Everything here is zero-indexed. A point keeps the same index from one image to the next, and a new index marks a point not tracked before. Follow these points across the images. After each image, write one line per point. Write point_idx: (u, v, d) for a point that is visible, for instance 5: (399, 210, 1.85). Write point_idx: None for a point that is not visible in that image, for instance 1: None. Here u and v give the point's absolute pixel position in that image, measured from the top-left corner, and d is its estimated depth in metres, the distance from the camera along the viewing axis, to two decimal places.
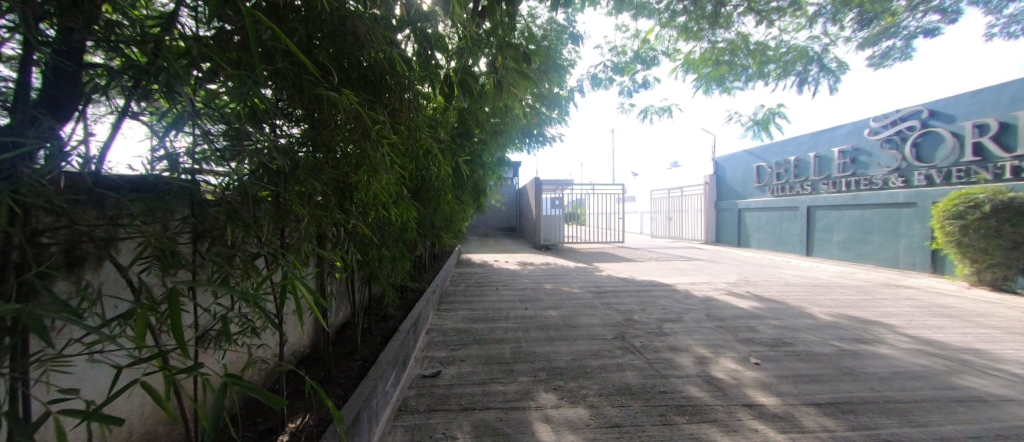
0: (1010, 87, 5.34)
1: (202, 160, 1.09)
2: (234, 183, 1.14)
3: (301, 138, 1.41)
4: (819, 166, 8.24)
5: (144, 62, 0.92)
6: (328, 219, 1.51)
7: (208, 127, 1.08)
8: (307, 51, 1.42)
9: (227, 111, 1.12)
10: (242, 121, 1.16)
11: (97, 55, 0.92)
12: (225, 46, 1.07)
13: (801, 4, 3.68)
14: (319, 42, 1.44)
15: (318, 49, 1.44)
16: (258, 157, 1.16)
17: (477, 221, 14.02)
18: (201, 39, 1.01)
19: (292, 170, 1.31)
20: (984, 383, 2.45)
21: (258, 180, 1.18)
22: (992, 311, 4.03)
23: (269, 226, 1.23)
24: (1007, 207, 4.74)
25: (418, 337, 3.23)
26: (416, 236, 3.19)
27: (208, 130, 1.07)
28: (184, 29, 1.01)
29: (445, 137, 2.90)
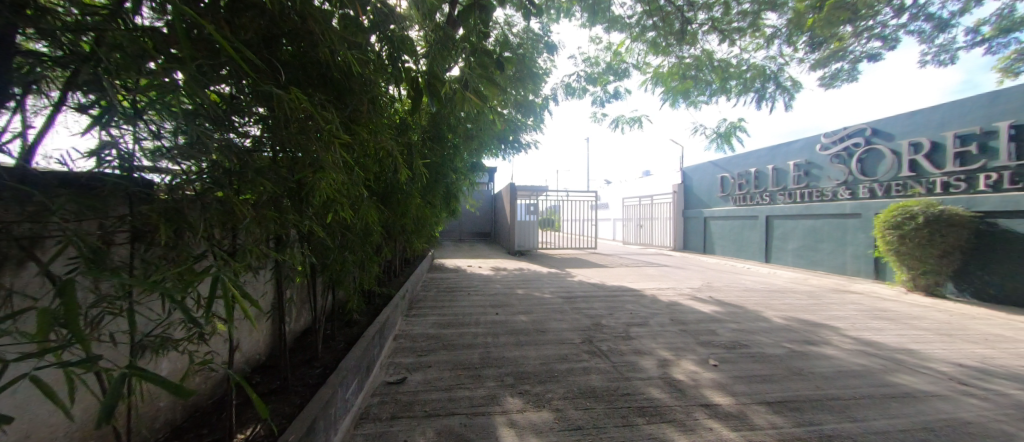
0: (940, 109, 5.82)
1: (157, 156, 1.08)
2: (184, 183, 1.12)
3: (258, 137, 1.38)
4: (777, 177, 8.71)
5: (88, 50, 0.88)
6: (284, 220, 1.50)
7: (162, 124, 1.07)
8: (265, 49, 1.43)
9: (186, 107, 1.06)
10: (197, 117, 1.11)
11: (40, 43, 0.87)
12: (166, 39, 1.03)
13: (760, 25, 3.90)
14: (281, 38, 1.46)
15: (280, 47, 1.47)
16: (214, 157, 1.13)
17: (451, 226, 13.90)
18: (157, 30, 1.01)
19: (243, 169, 1.26)
20: (915, 381, 2.64)
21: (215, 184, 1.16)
22: (924, 314, 4.36)
23: (215, 227, 1.17)
24: (938, 219, 5.15)
25: (383, 342, 3.18)
26: (383, 240, 3.15)
27: (161, 127, 1.07)
28: (136, 22, 1.01)
29: (410, 140, 2.89)
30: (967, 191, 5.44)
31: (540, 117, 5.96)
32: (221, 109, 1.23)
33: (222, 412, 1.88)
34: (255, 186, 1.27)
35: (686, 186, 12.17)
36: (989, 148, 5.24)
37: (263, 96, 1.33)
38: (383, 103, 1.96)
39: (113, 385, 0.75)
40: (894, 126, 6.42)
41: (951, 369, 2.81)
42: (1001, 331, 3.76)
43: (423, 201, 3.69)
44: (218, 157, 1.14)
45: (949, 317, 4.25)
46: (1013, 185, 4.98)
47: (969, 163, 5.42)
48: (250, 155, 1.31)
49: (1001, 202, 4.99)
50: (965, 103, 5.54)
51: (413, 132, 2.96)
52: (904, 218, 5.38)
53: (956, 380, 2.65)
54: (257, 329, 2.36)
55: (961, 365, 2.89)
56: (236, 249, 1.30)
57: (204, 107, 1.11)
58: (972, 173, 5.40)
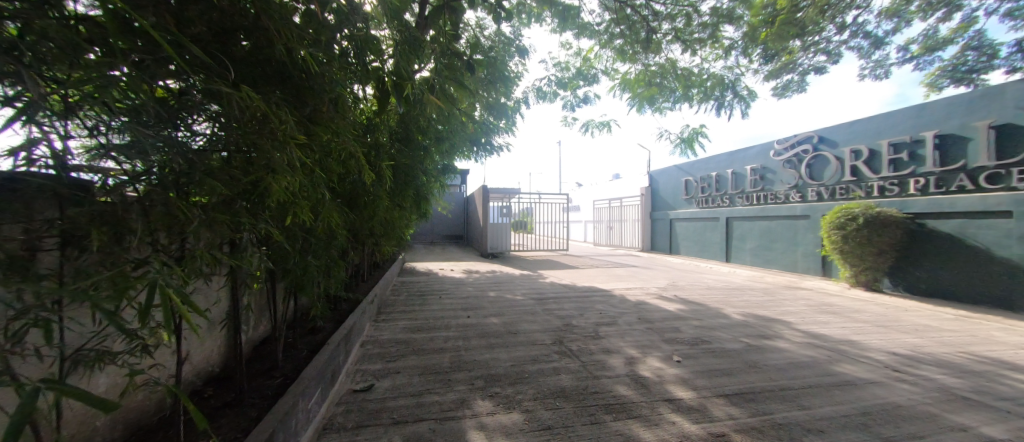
0: (876, 119, 6.34)
1: (98, 156, 1.01)
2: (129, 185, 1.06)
3: (210, 136, 1.31)
4: (736, 181, 9.19)
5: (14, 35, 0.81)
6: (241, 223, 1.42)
7: (103, 120, 1.01)
8: (219, 45, 1.37)
9: (128, 103, 1.02)
10: (139, 115, 1.05)
11: None
12: (104, 32, 0.96)
13: (719, 37, 4.10)
14: (239, 34, 1.41)
15: (236, 43, 1.42)
16: (164, 157, 1.10)
17: (422, 229, 13.69)
18: (89, 20, 0.93)
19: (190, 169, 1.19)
20: (856, 369, 2.86)
21: (162, 187, 1.11)
22: (864, 307, 4.73)
23: (157, 232, 1.10)
24: (876, 220, 5.61)
25: (350, 349, 3.08)
26: (347, 243, 3.07)
27: (102, 123, 1.00)
28: (72, 9, 0.93)
29: (374, 142, 2.83)
30: (899, 195, 5.95)
31: (512, 120, 6.00)
32: (169, 107, 1.15)
33: (168, 430, 1.76)
34: (204, 188, 1.19)
35: (654, 189, 12.61)
36: (918, 156, 5.75)
37: (214, 92, 1.26)
38: (348, 103, 1.92)
39: (26, 402, 0.69)
40: (837, 134, 6.93)
41: (886, 357, 3.07)
42: (928, 322, 4.14)
43: (392, 204, 3.61)
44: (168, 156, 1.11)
45: (885, 310, 4.64)
46: (937, 189, 5.50)
47: (901, 169, 5.92)
48: (202, 155, 1.24)
49: (928, 205, 5.50)
50: (897, 114, 6.05)
51: (377, 133, 2.90)
52: (847, 219, 5.81)
53: (890, 367, 2.89)
54: (210, 338, 2.23)
55: (894, 353, 3.16)
56: (184, 254, 1.21)
57: (147, 104, 1.05)
58: (903, 178, 5.90)
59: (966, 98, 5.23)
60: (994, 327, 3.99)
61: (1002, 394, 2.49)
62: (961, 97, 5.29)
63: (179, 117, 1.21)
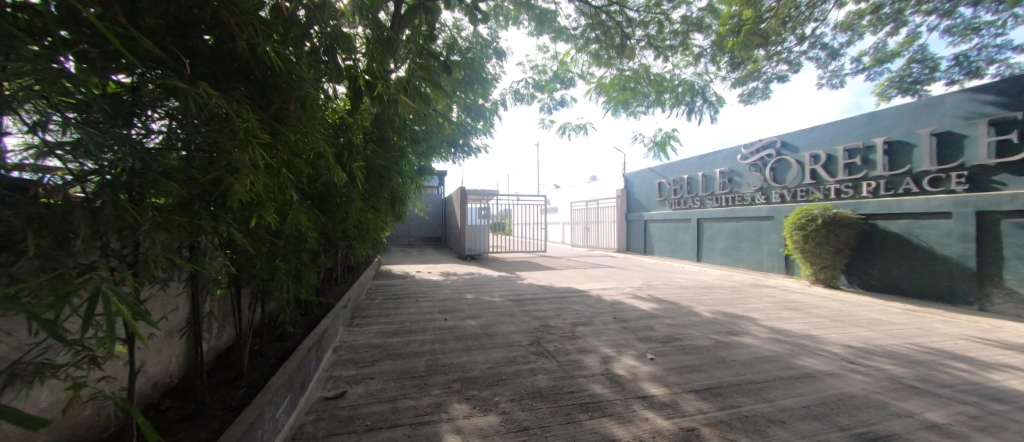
0: (833, 126, 6.73)
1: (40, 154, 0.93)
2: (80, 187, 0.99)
3: (168, 135, 1.24)
4: (706, 183, 9.53)
5: None
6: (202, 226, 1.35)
7: (47, 116, 0.93)
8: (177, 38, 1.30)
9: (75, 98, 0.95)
10: (86, 111, 0.98)
11: None
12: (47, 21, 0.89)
13: (689, 44, 4.24)
14: (199, 27, 1.34)
15: (196, 37, 1.35)
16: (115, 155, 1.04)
17: (398, 231, 13.45)
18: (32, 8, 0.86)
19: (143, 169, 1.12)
20: (815, 362, 3.02)
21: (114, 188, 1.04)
22: (823, 303, 5.01)
23: (106, 235, 1.03)
24: (833, 221, 5.95)
25: (322, 355, 2.99)
26: (318, 245, 2.98)
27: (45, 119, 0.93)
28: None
29: (346, 141, 2.77)
30: (853, 197, 6.33)
31: (490, 121, 6.00)
32: (121, 102, 1.08)
33: None
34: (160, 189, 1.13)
35: (630, 191, 12.90)
36: (870, 160, 6.14)
37: (172, 87, 1.20)
38: (318, 102, 1.87)
39: None
40: (798, 139, 7.32)
41: (842, 350, 3.26)
42: (879, 316, 4.43)
43: (366, 205, 3.53)
44: (120, 156, 1.04)
45: (840, 305, 4.93)
46: (886, 192, 5.89)
47: (855, 173, 6.31)
48: (158, 155, 1.18)
49: (879, 206, 5.88)
50: (851, 121, 6.45)
51: (348, 133, 2.84)
52: (807, 220, 6.13)
53: (845, 359, 3.07)
54: (169, 347, 2.11)
55: (850, 346, 3.36)
56: (137, 258, 1.14)
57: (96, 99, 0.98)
58: (857, 181, 6.29)
59: (912, 107, 5.64)
60: (937, 320, 4.31)
61: (944, 382, 2.69)
62: (908, 107, 5.70)
63: (134, 114, 1.14)
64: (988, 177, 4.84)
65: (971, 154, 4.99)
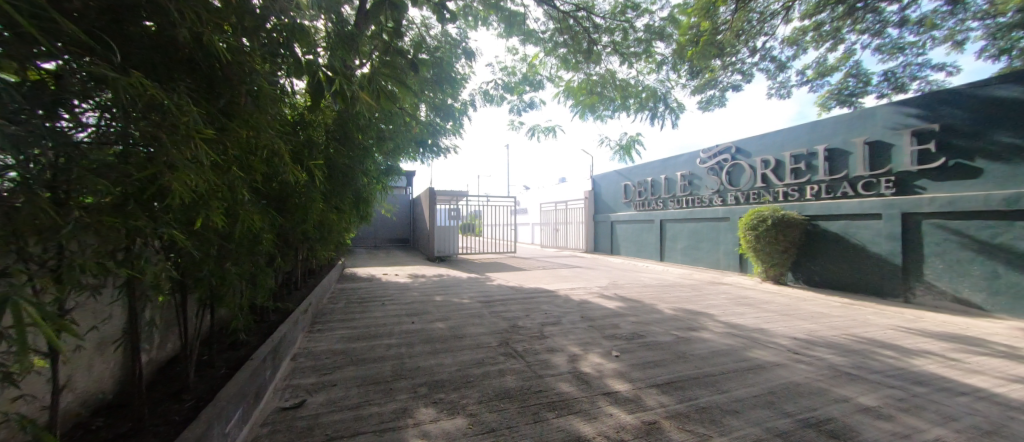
0: (781, 133, 7.22)
1: None
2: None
3: (99, 128, 1.13)
4: (669, 186, 9.95)
5: None
6: (139, 228, 1.24)
7: None
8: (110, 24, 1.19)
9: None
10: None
11: None
12: None
13: (652, 52, 4.40)
14: (136, 13, 1.23)
15: (132, 24, 1.24)
16: (37, 149, 0.93)
17: (364, 232, 13.05)
18: None
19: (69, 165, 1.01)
20: (765, 354, 3.22)
21: (35, 186, 0.94)
22: (772, 299, 5.36)
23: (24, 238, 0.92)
24: (781, 221, 6.39)
25: (278, 363, 2.83)
26: (274, 248, 2.84)
27: None
28: None
29: (303, 139, 2.66)
30: (799, 200, 6.83)
31: (459, 122, 5.95)
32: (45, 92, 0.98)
33: None
34: (91, 187, 1.03)
35: (598, 193, 13.22)
36: (813, 166, 6.64)
37: (102, 76, 1.09)
38: (272, 98, 1.78)
39: None
40: (751, 145, 7.79)
41: (789, 342, 3.50)
42: (821, 309, 4.80)
43: (326, 206, 3.40)
44: (40, 151, 0.94)
45: (787, 300, 5.30)
46: (826, 195, 6.40)
47: (800, 177, 6.81)
48: (86, 149, 1.07)
49: (821, 208, 6.37)
50: (796, 129, 6.96)
51: (305, 130, 2.73)
52: (758, 221, 6.54)
53: (792, 350, 3.30)
54: (101, 360, 1.93)
55: (796, 338, 3.62)
56: (61, 262, 1.03)
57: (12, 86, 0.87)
58: (802, 185, 6.79)
59: (847, 118, 6.18)
60: (870, 312, 4.73)
61: (875, 368, 2.95)
62: (845, 117, 6.22)
63: (59, 104, 1.03)
64: (911, 181, 5.39)
65: (897, 161, 5.53)
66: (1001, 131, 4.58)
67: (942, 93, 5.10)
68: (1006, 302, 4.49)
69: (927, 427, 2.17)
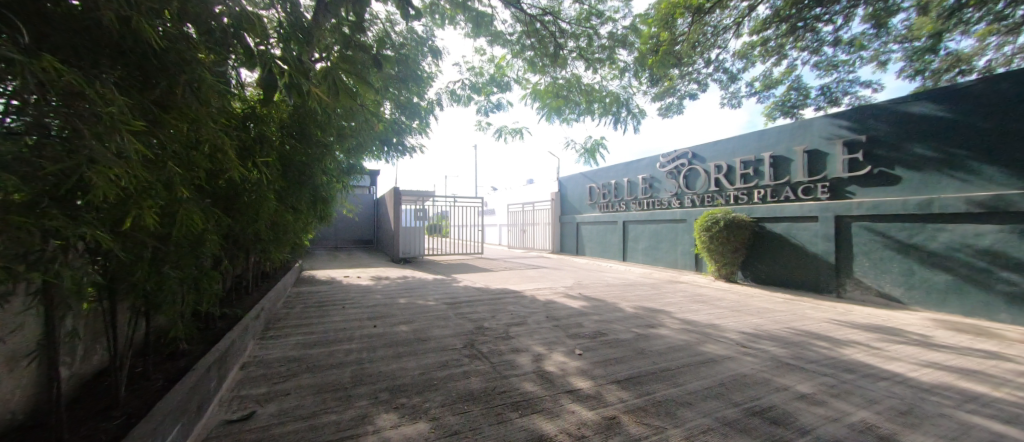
0: (732, 140, 7.69)
1: None
2: None
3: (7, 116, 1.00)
4: (632, 188, 10.33)
5: None
6: (53, 229, 1.11)
7: None
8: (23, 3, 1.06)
9: None
10: None
11: None
12: None
13: (615, 59, 4.55)
14: None
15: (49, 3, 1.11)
16: None
17: (325, 233, 12.52)
18: None
19: None
20: (717, 348, 3.42)
21: None
22: (724, 295, 5.71)
23: None
24: (732, 223, 6.83)
25: (225, 373, 2.65)
26: (221, 249, 2.66)
27: None
28: None
29: (253, 135, 2.51)
30: (747, 203, 7.32)
31: (426, 121, 5.85)
32: None
33: None
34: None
35: (564, 195, 13.47)
36: (760, 171, 7.13)
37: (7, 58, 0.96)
38: (216, 91, 1.67)
39: None
40: (705, 151, 8.24)
41: (738, 336, 3.74)
42: (766, 304, 5.17)
43: (280, 206, 3.24)
44: None
45: (737, 297, 5.66)
46: (771, 199, 6.90)
47: (749, 182, 7.30)
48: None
49: (766, 211, 6.86)
50: (745, 137, 7.44)
51: (256, 126, 2.60)
52: (712, 223, 6.95)
53: (741, 344, 3.53)
54: (11, 377, 1.71)
55: (743, 332, 3.88)
56: None
57: None
58: (750, 189, 7.28)
59: (790, 127, 6.70)
60: (808, 307, 5.15)
61: (811, 358, 3.22)
62: (788, 127, 6.73)
63: None
64: (843, 187, 5.93)
65: (831, 169, 6.07)
66: (915, 144, 5.14)
67: (868, 108, 5.66)
68: (920, 296, 5.04)
69: (853, 409, 2.39)
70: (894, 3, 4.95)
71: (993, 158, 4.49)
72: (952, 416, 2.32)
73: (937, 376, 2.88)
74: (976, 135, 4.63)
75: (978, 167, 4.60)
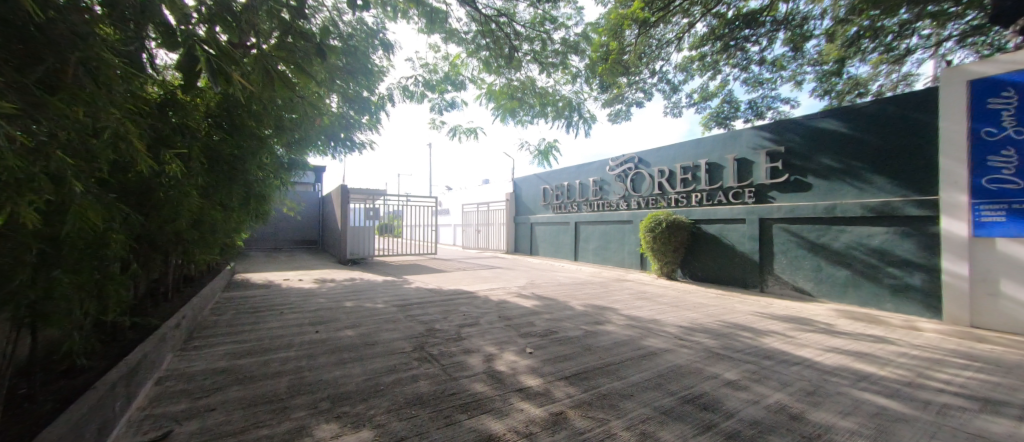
0: (674, 147, 8.22)
1: None
2: None
3: None
4: (584, 190, 10.70)
5: None
6: None
7: None
8: None
9: None
10: None
11: None
12: None
13: (568, 64, 4.68)
14: None
15: None
16: None
17: (260, 233, 11.58)
18: None
19: None
20: (657, 341, 3.65)
21: None
22: (664, 292, 6.11)
23: None
24: (672, 224, 7.34)
25: (135, 390, 2.34)
26: (129, 251, 2.36)
27: None
28: None
29: (172, 125, 2.27)
30: (687, 206, 7.88)
31: (376, 117, 5.64)
32: None
33: None
34: None
35: (519, 195, 13.63)
36: (697, 176, 7.69)
37: None
38: (122, 74, 1.48)
39: None
40: (650, 157, 8.73)
41: (676, 329, 4.02)
42: (701, 300, 5.61)
43: (205, 203, 2.96)
44: None
45: (676, 293, 6.08)
46: (706, 202, 7.48)
47: (687, 186, 7.86)
48: None
49: (702, 213, 7.44)
50: (685, 144, 7.99)
51: (176, 116, 2.35)
52: (656, 224, 7.42)
53: (678, 337, 3.80)
54: None
55: (680, 326, 4.17)
56: None
57: None
58: (689, 193, 7.85)
59: (722, 137, 7.31)
60: (737, 301, 5.66)
61: (737, 347, 3.54)
62: (721, 136, 7.33)
63: None
64: (766, 192, 6.59)
65: (756, 176, 6.72)
66: (824, 156, 5.83)
67: (786, 122, 6.34)
68: (826, 289, 5.75)
69: (771, 392, 2.66)
70: (807, 31, 5.60)
71: (883, 170, 5.21)
72: (847, 393, 2.67)
73: (837, 359, 3.30)
74: (869, 149, 5.36)
75: (871, 177, 5.32)
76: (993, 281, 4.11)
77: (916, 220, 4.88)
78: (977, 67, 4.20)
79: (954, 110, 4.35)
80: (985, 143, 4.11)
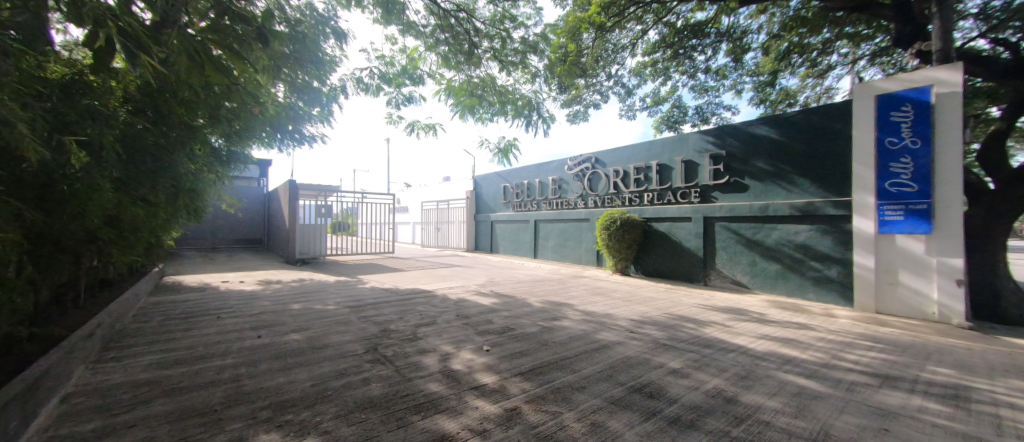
0: (628, 148, 8.56)
1: None
2: None
3: None
4: (544, 189, 10.86)
5: None
6: None
7: None
8: None
9: None
10: None
11: None
12: None
13: (527, 63, 4.69)
14: None
15: None
16: None
17: (195, 232, 10.63)
18: None
19: None
20: (610, 335, 3.81)
21: None
22: (617, 287, 6.38)
23: None
24: (626, 222, 7.68)
25: (33, 408, 2.06)
26: (25, 253, 2.08)
27: None
28: None
29: (79, 110, 2.02)
30: (640, 205, 8.25)
31: (327, 109, 5.36)
32: None
33: None
34: None
35: (480, 193, 13.58)
36: (649, 177, 8.07)
37: None
38: (4, 49, 1.28)
39: None
40: (607, 157, 9.04)
41: (627, 323, 4.21)
42: (652, 294, 5.92)
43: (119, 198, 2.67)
44: None
45: (629, 288, 6.37)
46: (658, 201, 7.87)
47: (640, 186, 8.22)
48: None
49: (654, 212, 7.83)
50: (638, 146, 8.34)
51: (86, 101, 2.10)
52: (611, 222, 7.72)
53: (629, 330, 3.98)
54: None
55: (631, 319, 4.38)
56: None
57: None
58: (642, 192, 8.22)
59: (671, 139, 7.71)
60: (683, 294, 6.03)
61: (682, 338, 3.78)
62: (670, 139, 7.74)
63: None
64: (710, 192, 7.06)
65: (701, 177, 7.16)
66: (760, 160, 6.34)
67: (728, 128, 6.83)
68: (760, 281, 6.28)
69: (709, 378, 2.87)
70: (746, 44, 6.05)
71: (809, 173, 5.76)
72: (775, 376, 2.94)
73: (767, 345, 3.63)
74: (798, 154, 5.91)
75: (799, 180, 5.87)
76: (895, 272, 4.70)
77: (835, 218, 5.45)
78: (883, 84, 4.76)
79: (865, 122, 4.90)
80: (889, 152, 4.67)
